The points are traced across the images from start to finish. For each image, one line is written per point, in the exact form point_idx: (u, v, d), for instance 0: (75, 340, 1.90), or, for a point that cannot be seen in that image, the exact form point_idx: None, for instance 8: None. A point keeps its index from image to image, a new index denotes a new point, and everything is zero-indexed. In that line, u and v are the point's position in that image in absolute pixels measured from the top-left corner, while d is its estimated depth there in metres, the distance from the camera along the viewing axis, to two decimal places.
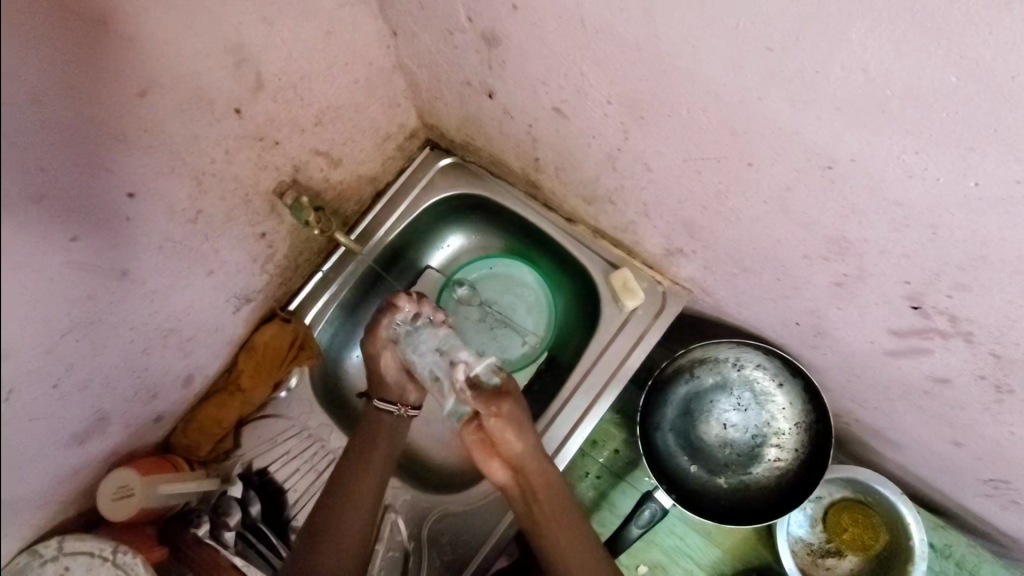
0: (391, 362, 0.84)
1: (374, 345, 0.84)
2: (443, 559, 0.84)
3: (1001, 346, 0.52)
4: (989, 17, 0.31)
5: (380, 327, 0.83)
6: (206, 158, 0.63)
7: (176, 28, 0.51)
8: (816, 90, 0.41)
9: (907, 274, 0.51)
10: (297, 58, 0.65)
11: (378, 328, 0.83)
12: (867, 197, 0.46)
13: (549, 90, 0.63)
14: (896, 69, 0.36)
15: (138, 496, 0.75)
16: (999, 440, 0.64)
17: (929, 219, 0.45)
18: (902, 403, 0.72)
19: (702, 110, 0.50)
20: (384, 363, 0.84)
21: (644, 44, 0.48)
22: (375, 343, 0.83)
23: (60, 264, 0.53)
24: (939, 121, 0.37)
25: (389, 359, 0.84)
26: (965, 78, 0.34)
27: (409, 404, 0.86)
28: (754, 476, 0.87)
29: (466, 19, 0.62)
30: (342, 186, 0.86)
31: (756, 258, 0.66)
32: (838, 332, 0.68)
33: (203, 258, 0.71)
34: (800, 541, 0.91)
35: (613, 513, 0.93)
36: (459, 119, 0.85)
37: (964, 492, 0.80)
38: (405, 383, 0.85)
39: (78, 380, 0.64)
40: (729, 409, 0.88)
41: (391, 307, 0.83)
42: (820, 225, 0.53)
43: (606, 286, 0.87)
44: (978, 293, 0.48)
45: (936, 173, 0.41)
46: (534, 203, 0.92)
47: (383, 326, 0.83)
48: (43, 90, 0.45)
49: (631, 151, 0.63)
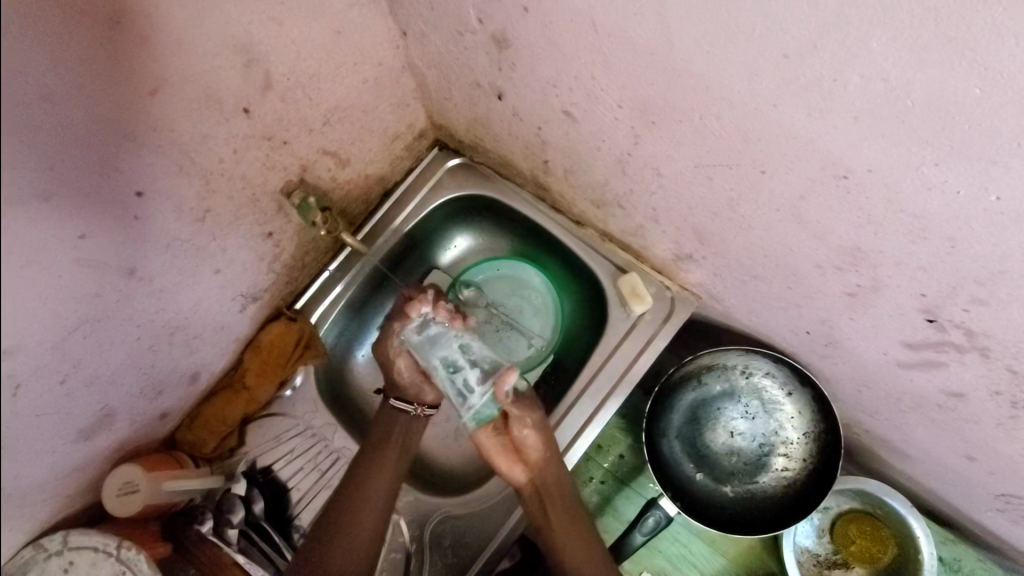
0: (405, 365, 0.82)
1: (387, 352, 0.83)
2: (447, 559, 0.84)
3: (1018, 361, 0.51)
4: (1016, 28, 0.30)
5: (391, 337, 0.83)
6: (215, 157, 0.63)
7: (187, 26, 0.51)
8: (833, 99, 0.40)
9: (923, 286, 0.50)
10: (305, 58, 0.64)
11: (389, 337, 0.83)
12: (884, 207, 0.45)
13: (560, 93, 0.62)
14: (917, 78, 0.35)
15: (143, 493, 0.75)
16: (1014, 455, 0.63)
17: (948, 232, 0.43)
18: (913, 416, 0.70)
19: (716, 117, 0.49)
20: (397, 365, 0.82)
21: (657, 50, 0.47)
22: (388, 351, 0.83)
23: (68, 262, 0.53)
24: (960, 133, 0.36)
25: (403, 362, 0.82)
26: (989, 89, 0.33)
27: (425, 404, 0.84)
28: (761, 485, 0.86)
29: (477, 20, 0.61)
30: (350, 185, 0.86)
31: (768, 266, 0.64)
32: (850, 343, 0.67)
33: (211, 256, 0.71)
34: (806, 552, 0.89)
35: (617, 519, 0.92)
36: (468, 120, 0.84)
37: (975, 506, 0.79)
38: (420, 383, 0.83)
39: (85, 376, 0.64)
40: (736, 417, 0.87)
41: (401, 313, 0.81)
42: (835, 236, 0.52)
43: (614, 290, 0.86)
44: (996, 307, 0.47)
45: (957, 186, 0.40)
46: (542, 205, 0.92)
47: (394, 335, 0.82)
48: (53, 88, 0.45)
49: (642, 156, 0.62)
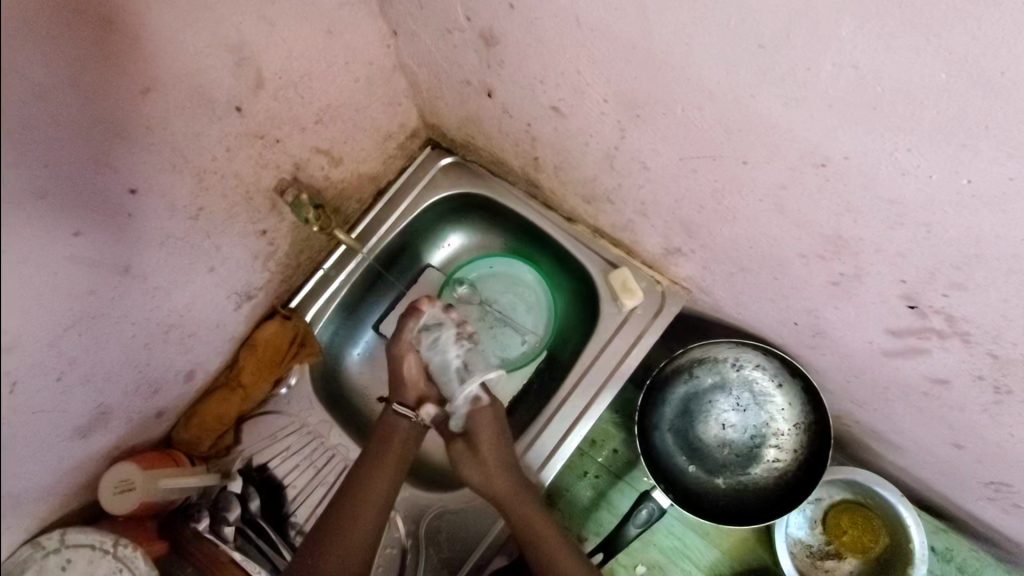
0: (413, 364, 0.85)
1: (397, 349, 0.85)
2: (441, 555, 0.84)
3: (998, 346, 0.52)
4: (977, 12, 0.31)
5: (403, 332, 0.85)
6: (208, 155, 0.64)
7: (180, 26, 0.52)
8: (808, 88, 0.41)
9: (902, 273, 0.51)
10: (297, 57, 0.65)
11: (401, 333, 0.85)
12: (861, 194, 0.46)
13: (546, 88, 0.64)
14: (886, 65, 0.36)
15: (139, 490, 0.76)
16: (999, 441, 0.64)
17: (923, 217, 0.45)
18: (901, 404, 0.71)
19: (697, 109, 0.51)
20: (404, 369, 0.85)
21: (638, 44, 0.48)
22: (399, 345, 0.85)
23: (62, 259, 0.54)
24: (930, 118, 0.38)
25: (412, 361, 0.85)
26: (955, 73, 0.34)
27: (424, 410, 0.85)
28: (753, 477, 0.87)
29: (465, 18, 0.63)
30: (343, 184, 0.87)
31: (754, 257, 0.65)
32: (836, 332, 0.68)
33: (205, 254, 0.72)
34: (799, 543, 0.90)
35: (611, 512, 0.93)
36: (459, 119, 0.85)
37: (965, 495, 0.80)
38: (422, 389, 0.85)
39: (81, 372, 0.65)
40: (728, 409, 0.88)
41: (413, 313, 0.86)
42: (816, 224, 0.53)
43: (606, 285, 0.88)
44: (973, 292, 0.48)
45: (929, 170, 0.41)
46: (534, 202, 0.93)
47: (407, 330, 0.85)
48: (48, 87, 0.46)
49: (629, 150, 0.63)
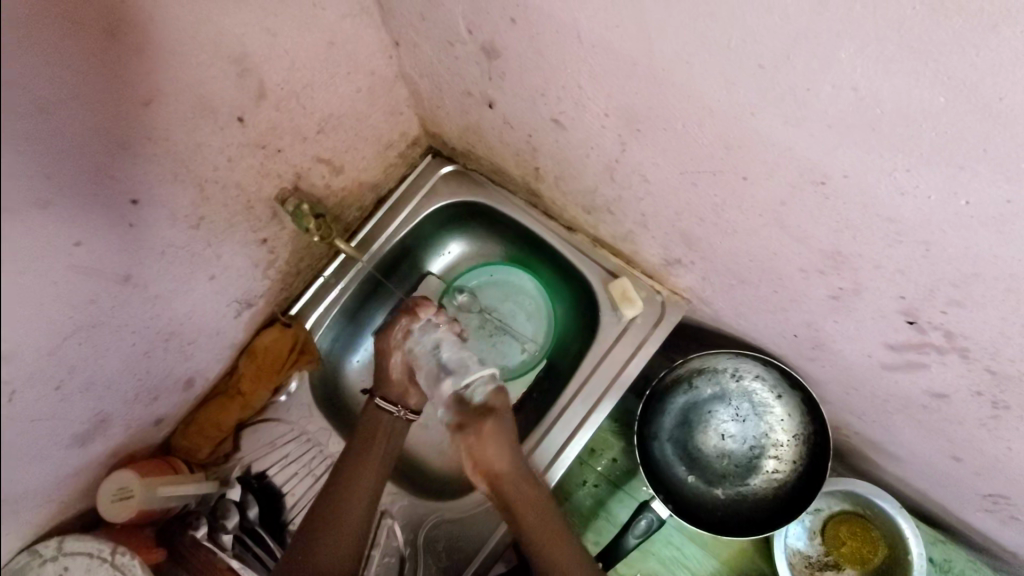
0: (398, 361, 0.84)
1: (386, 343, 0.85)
2: (440, 564, 0.84)
3: (996, 362, 0.52)
4: (976, 39, 0.31)
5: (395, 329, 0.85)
6: (209, 165, 0.64)
7: (182, 39, 0.52)
8: (808, 107, 0.41)
9: (902, 289, 0.51)
10: (299, 69, 0.66)
11: (393, 329, 0.85)
12: (860, 212, 0.47)
13: (548, 101, 0.64)
14: (885, 88, 0.37)
15: (138, 498, 0.75)
16: (997, 455, 0.64)
17: (922, 236, 0.45)
18: (899, 417, 0.72)
19: (698, 125, 0.51)
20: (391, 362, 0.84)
21: (640, 60, 0.48)
22: (388, 340, 0.85)
23: (62, 269, 0.54)
24: (928, 140, 0.38)
25: (399, 357, 0.84)
26: (954, 97, 0.34)
27: (409, 406, 0.85)
28: (752, 487, 0.87)
29: (467, 32, 0.63)
30: (343, 193, 0.87)
31: (754, 270, 0.66)
32: (836, 345, 0.68)
33: (205, 263, 0.72)
34: (798, 553, 0.90)
35: (610, 521, 0.93)
36: (460, 128, 0.85)
37: (963, 507, 0.80)
38: (407, 384, 0.85)
39: (81, 380, 0.65)
40: (727, 419, 0.88)
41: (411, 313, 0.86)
42: (816, 240, 0.53)
43: (605, 293, 0.88)
44: (972, 308, 0.48)
45: (928, 191, 0.41)
46: (535, 211, 0.93)
47: (399, 327, 0.85)
48: (53, 99, 0.46)
49: (629, 162, 0.64)
